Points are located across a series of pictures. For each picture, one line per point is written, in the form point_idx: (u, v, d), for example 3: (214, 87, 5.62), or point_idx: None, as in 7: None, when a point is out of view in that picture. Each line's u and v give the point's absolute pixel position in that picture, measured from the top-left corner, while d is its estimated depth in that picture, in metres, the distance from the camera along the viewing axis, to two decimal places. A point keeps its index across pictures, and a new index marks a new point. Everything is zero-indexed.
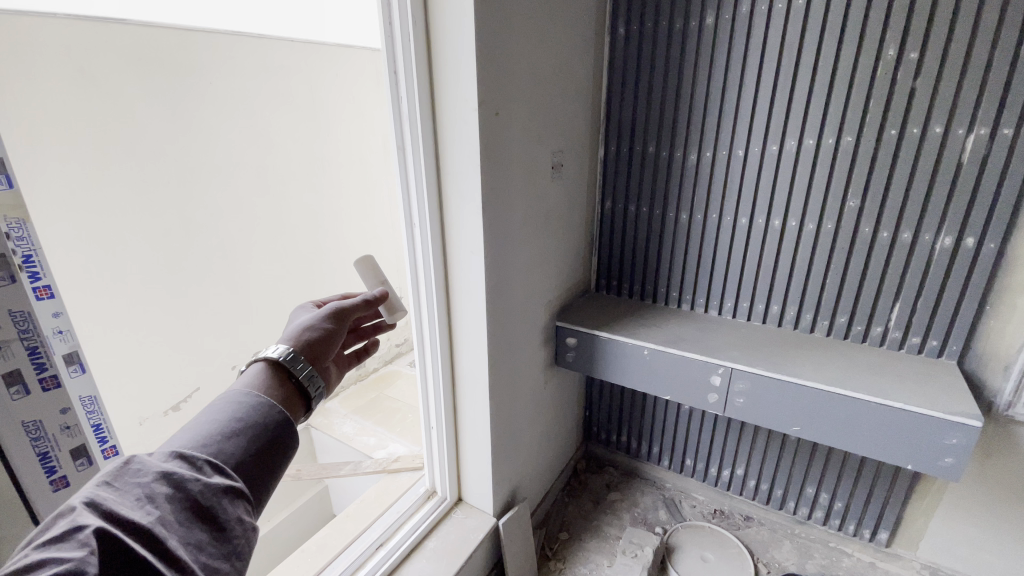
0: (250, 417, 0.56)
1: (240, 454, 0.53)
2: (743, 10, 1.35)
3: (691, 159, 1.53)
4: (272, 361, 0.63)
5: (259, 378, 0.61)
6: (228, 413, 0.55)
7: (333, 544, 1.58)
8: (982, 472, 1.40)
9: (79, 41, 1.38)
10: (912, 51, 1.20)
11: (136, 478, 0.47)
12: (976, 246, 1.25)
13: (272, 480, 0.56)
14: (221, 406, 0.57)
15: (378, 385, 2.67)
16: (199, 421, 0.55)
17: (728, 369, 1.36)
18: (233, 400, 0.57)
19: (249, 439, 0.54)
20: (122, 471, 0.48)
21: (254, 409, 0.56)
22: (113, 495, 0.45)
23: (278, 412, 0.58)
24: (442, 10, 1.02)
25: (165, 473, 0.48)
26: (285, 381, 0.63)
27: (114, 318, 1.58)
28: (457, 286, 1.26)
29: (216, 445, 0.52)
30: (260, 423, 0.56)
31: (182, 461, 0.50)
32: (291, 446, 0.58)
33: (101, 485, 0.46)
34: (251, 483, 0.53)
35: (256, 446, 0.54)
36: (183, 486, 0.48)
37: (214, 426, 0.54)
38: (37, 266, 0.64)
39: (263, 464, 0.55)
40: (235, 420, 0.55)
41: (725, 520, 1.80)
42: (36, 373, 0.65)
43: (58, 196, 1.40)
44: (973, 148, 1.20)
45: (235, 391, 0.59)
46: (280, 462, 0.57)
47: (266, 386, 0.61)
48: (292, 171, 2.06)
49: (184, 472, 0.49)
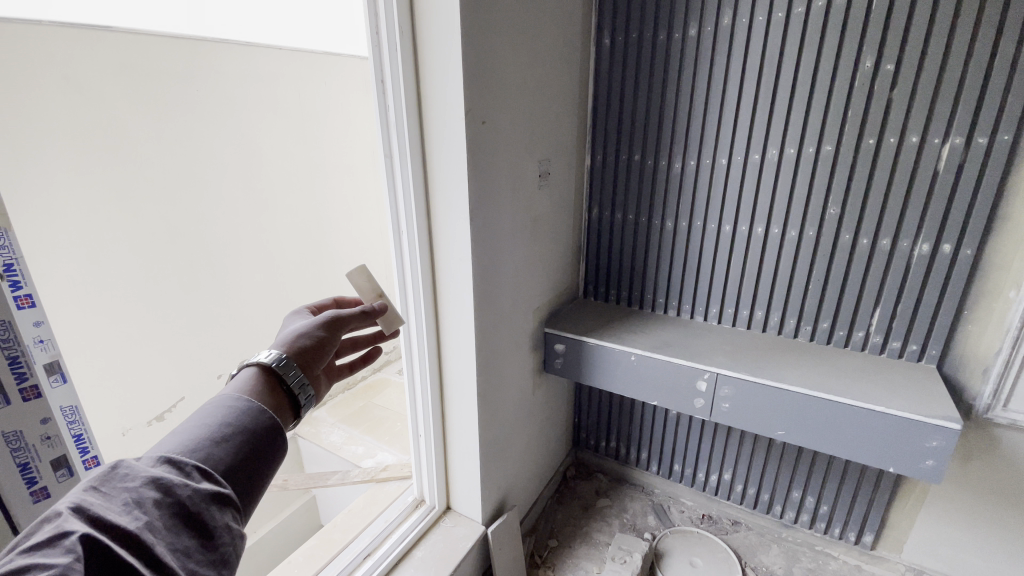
0: (240, 421, 0.56)
1: (229, 460, 0.53)
2: (725, 23, 1.38)
3: (675, 168, 1.56)
4: (263, 366, 0.63)
5: (251, 383, 0.61)
6: (217, 418, 0.55)
7: (320, 554, 1.57)
8: (963, 473, 1.42)
9: (66, 49, 1.38)
10: (888, 62, 1.24)
11: (123, 483, 0.47)
12: (954, 252, 1.28)
13: (260, 486, 0.56)
14: (210, 411, 0.56)
15: (367, 394, 2.66)
16: (187, 426, 0.55)
17: (713, 374, 1.37)
18: (223, 405, 0.57)
19: (238, 444, 0.54)
20: (109, 477, 0.48)
21: (243, 414, 0.56)
22: (101, 501, 0.45)
23: (267, 418, 0.58)
24: (428, 20, 1.03)
25: (153, 478, 0.48)
26: (275, 387, 0.63)
27: (98, 326, 1.57)
28: (444, 293, 1.26)
29: (205, 451, 0.52)
30: (250, 429, 0.56)
31: (170, 466, 0.50)
32: (279, 452, 0.58)
33: (88, 490, 0.46)
34: (239, 490, 0.53)
35: (244, 452, 0.54)
36: (171, 491, 0.48)
37: (203, 431, 0.54)
38: (18, 275, 0.65)
39: (251, 470, 0.55)
40: (224, 425, 0.55)
41: (713, 524, 1.81)
42: (15, 383, 0.64)
43: (41, 203, 1.38)
44: (949, 156, 1.23)
45: (225, 396, 0.58)
46: (268, 468, 0.57)
47: (256, 392, 0.61)
48: (280, 178, 2.07)
49: (172, 477, 0.48)
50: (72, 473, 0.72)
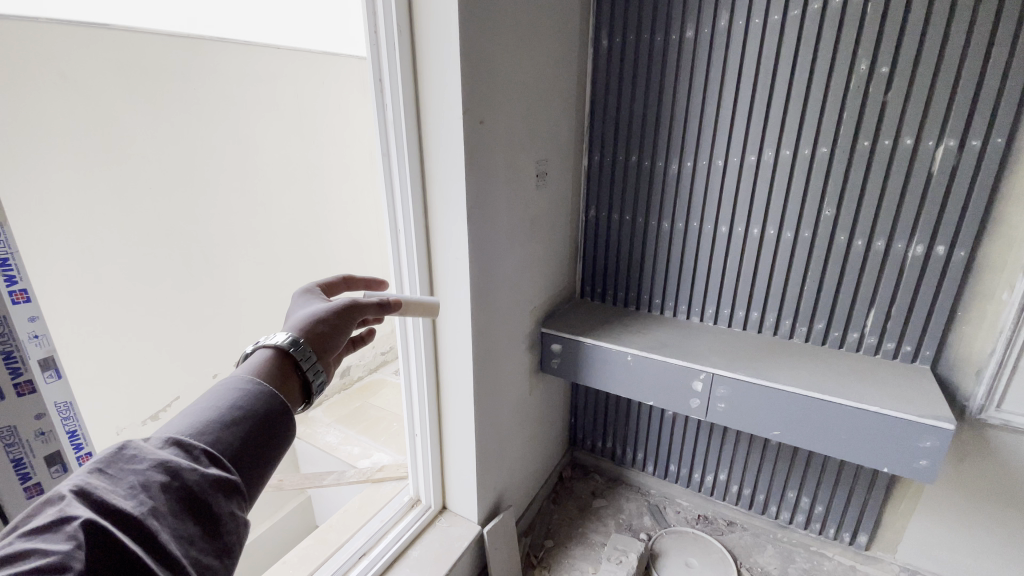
0: (250, 405, 0.55)
1: (237, 445, 0.53)
2: (722, 25, 1.39)
3: (672, 169, 1.57)
4: (279, 349, 0.63)
5: (265, 366, 0.61)
6: (226, 401, 0.55)
7: (315, 555, 1.56)
8: (957, 474, 1.43)
9: (63, 46, 1.37)
10: (882, 65, 1.25)
11: (130, 465, 0.47)
12: (947, 253, 1.29)
13: (267, 471, 0.55)
14: (220, 393, 0.56)
15: (363, 394, 2.65)
16: (196, 408, 0.54)
17: (709, 374, 1.38)
18: (233, 388, 0.57)
19: (246, 429, 0.54)
20: (117, 457, 0.48)
21: (253, 398, 0.56)
22: (107, 484, 0.45)
23: (278, 402, 0.57)
24: (426, 20, 1.04)
25: (160, 462, 0.48)
26: (288, 371, 0.63)
27: (93, 324, 1.56)
28: (441, 291, 1.26)
29: (213, 435, 0.52)
30: (259, 413, 0.55)
31: (179, 450, 0.49)
32: (288, 438, 0.58)
33: (95, 473, 0.46)
34: (246, 475, 0.53)
35: (253, 437, 0.54)
36: (179, 475, 0.47)
37: (212, 414, 0.53)
38: (14, 270, 0.64)
39: (259, 456, 0.54)
40: (234, 408, 0.54)
41: (708, 525, 1.81)
42: (10, 378, 0.64)
43: (37, 201, 1.38)
44: (943, 158, 1.24)
45: (237, 378, 0.58)
46: (276, 453, 0.56)
47: (268, 375, 0.60)
48: (278, 178, 2.07)
49: (180, 461, 0.48)
50: (66, 470, 0.72)
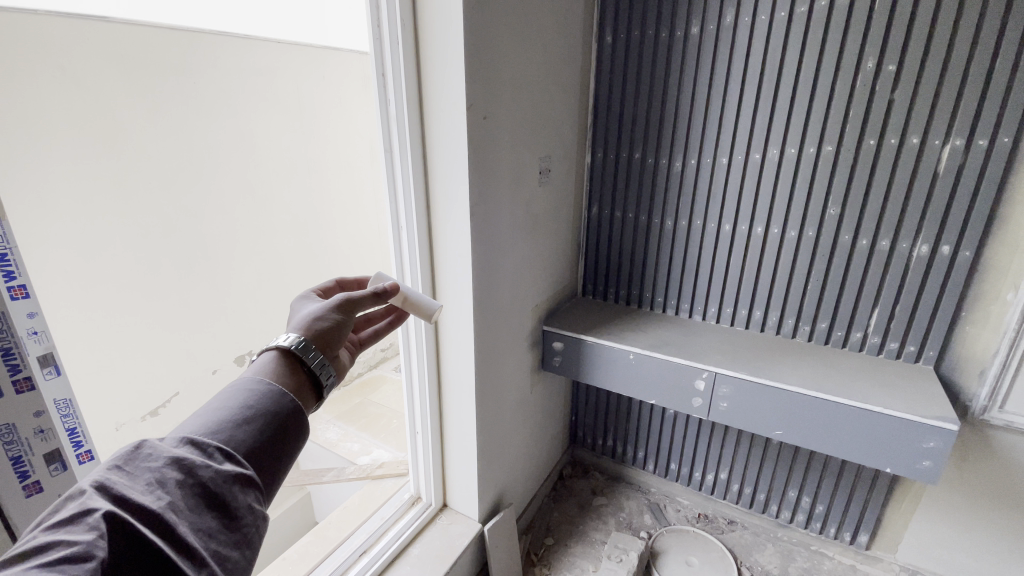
0: (262, 403, 0.54)
1: (251, 443, 0.52)
2: (728, 21, 1.38)
3: (676, 166, 1.56)
4: (283, 350, 0.61)
5: (273, 367, 0.60)
6: (238, 401, 0.54)
7: (315, 552, 1.56)
8: (959, 474, 1.42)
9: (61, 38, 1.35)
10: (889, 63, 1.24)
11: (147, 462, 0.47)
12: (952, 253, 1.28)
13: (282, 467, 0.55)
14: (232, 393, 0.55)
15: (363, 391, 2.64)
16: (209, 408, 0.54)
17: (712, 374, 1.37)
18: (244, 387, 0.56)
19: (259, 427, 0.53)
20: (133, 456, 0.47)
21: (264, 396, 0.55)
22: (124, 480, 0.45)
23: (289, 401, 0.56)
24: (431, 14, 1.02)
25: (175, 460, 0.47)
26: (296, 369, 0.61)
27: (93, 319, 1.55)
28: (444, 288, 1.25)
29: (226, 433, 0.51)
30: (270, 411, 0.55)
31: (193, 447, 0.49)
32: (302, 436, 0.57)
33: (112, 469, 0.45)
34: (262, 472, 0.52)
35: (267, 435, 0.53)
36: (194, 472, 0.47)
37: (225, 413, 0.53)
38: (13, 265, 0.64)
39: (273, 454, 0.54)
40: (245, 407, 0.54)
41: (708, 523, 1.82)
42: (9, 375, 0.63)
43: (37, 195, 1.37)
44: (949, 158, 1.23)
45: (247, 378, 0.57)
46: (291, 450, 0.56)
47: (277, 375, 0.59)
48: (277, 172, 2.05)
49: (195, 458, 0.48)
50: (66, 468, 0.71)
